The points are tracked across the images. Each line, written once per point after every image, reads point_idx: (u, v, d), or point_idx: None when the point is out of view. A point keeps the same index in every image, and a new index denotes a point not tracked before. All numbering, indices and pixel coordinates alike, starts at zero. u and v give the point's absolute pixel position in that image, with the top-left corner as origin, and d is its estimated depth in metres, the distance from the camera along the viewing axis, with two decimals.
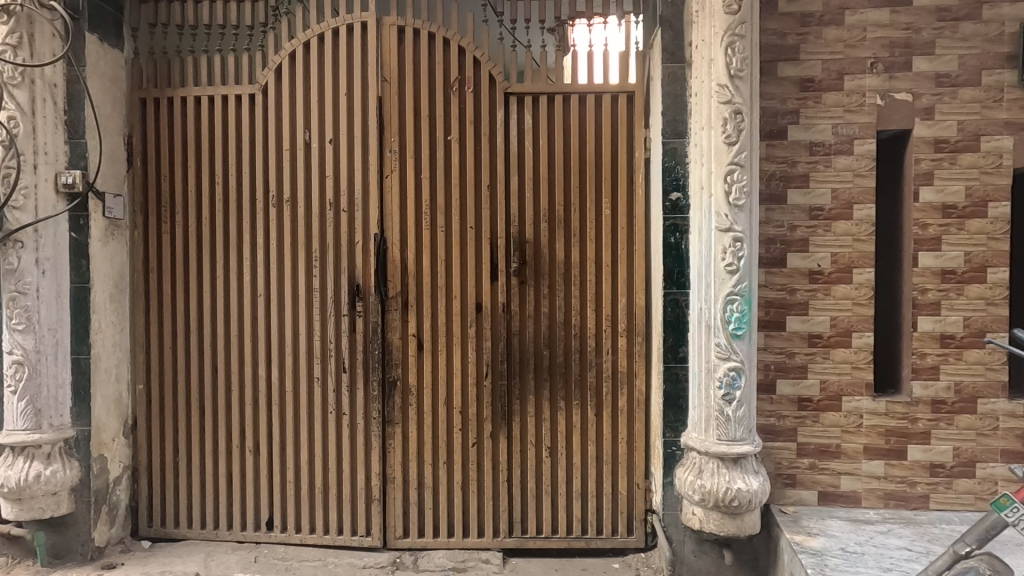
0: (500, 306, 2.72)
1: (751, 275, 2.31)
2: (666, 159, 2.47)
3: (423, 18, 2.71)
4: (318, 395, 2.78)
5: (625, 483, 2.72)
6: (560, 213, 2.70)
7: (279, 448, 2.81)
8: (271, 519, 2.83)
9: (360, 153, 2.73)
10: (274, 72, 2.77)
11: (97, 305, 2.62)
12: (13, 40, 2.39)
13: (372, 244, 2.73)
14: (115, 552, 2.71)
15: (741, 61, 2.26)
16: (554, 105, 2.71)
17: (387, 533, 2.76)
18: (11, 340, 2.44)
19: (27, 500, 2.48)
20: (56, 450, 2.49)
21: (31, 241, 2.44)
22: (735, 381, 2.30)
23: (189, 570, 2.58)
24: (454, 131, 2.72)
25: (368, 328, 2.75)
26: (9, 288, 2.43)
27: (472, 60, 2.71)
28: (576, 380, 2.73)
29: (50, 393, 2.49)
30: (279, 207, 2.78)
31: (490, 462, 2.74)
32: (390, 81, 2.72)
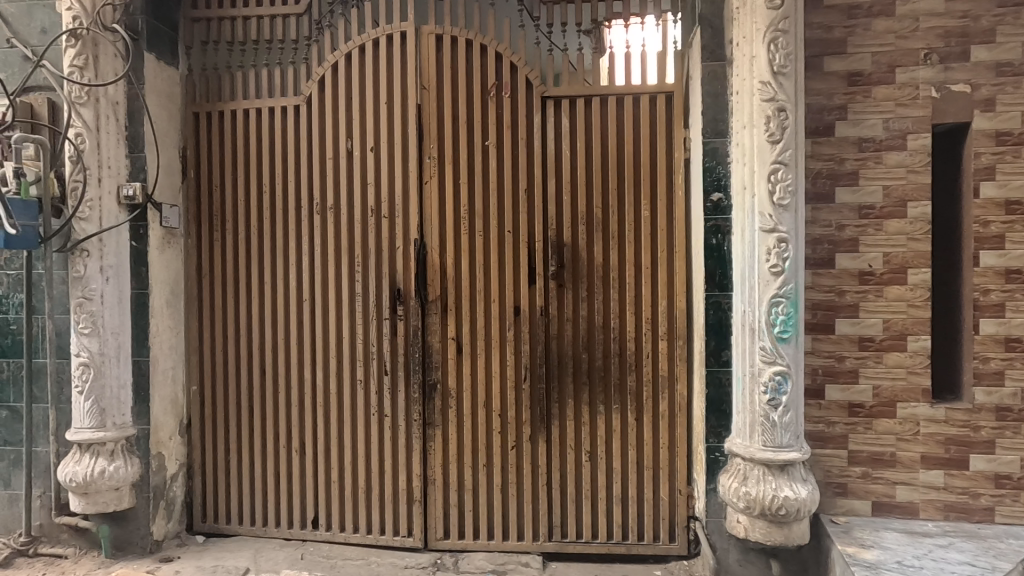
0: (538, 309, 2.72)
1: (797, 276, 2.24)
2: (707, 159, 2.42)
3: (461, 26, 2.75)
4: (361, 398, 2.84)
5: (667, 489, 2.68)
6: (598, 215, 2.69)
7: (324, 448, 2.88)
8: (316, 518, 2.90)
9: (399, 160, 2.78)
10: (317, 83, 2.86)
11: (156, 310, 2.76)
12: (80, 61, 2.54)
13: (412, 250, 2.78)
14: (172, 545, 2.84)
15: (785, 57, 2.20)
16: (591, 107, 2.71)
17: (428, 534, 2.80)
18: (78, 343, 2.58)
19: (92, 495, 2.61)
20: (118, 447, 2.63)
21: (96, 249, 2.58)
22: (782, 385, 2.23)
23: (241, 565, 2.67)
24: (492, 136, 2.74)
25: (409, 331, 2.80)
26: (76, 294, 2.57)
27: (509, 66, 2.73)
28: (616, 384, 2.70)
29: (113, 394, 2.63)
30: (323, 214, 2.87)
31: (529, 466, 2.75)
32: (429, 88, 2.76)
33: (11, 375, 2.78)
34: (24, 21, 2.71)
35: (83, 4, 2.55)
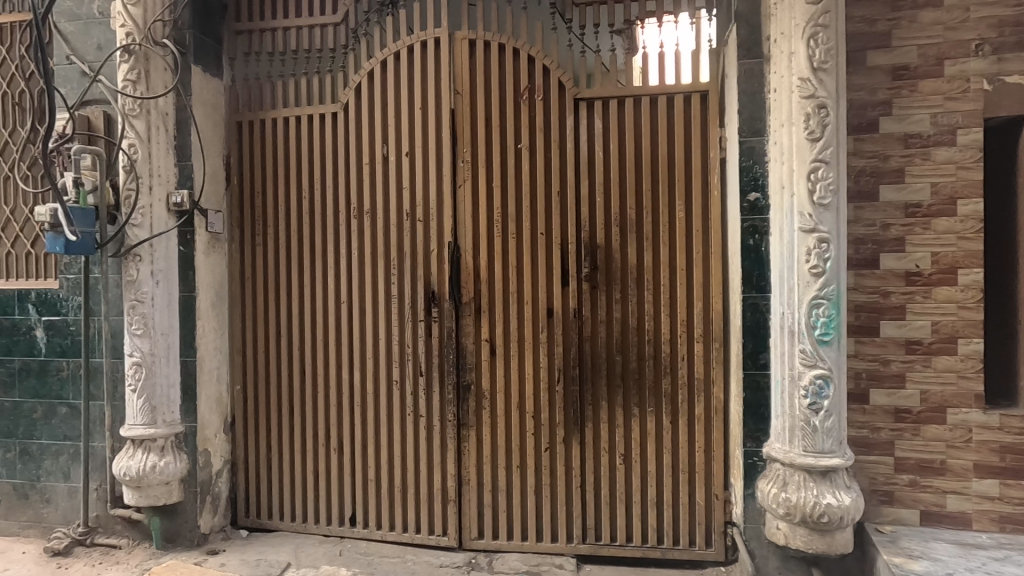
0: (572, 311, 2.72)
1: (839, 277, 2.18)
2: (743, 158, 2.38)
3: (493, 30, 2.78)
4: (396, 398, 2.89)
5: (703, 493, 2.64)
6: (632, 217, 2.68)
7: (361, 447, 2.95)
8: (353, 516, 2.97)
9: (433, 165, 2.83)
10: (354, 90, 2.93)
11: (202, 312, 2.88)
12: (133, 76, 2.68)
13: (446, 252, 2.82)
14: (218, 539, 2.95)
15: (825, 53, 2.15)
16: (624, 108, 2.69)
17: (463, 533, 2.83)
18: (132, 343, 2.71)
19: (144, 488, 2.73)
20: (168, 443, 2.75)
21: (148, 254, 2.71)
22: (823, 390, 2.18)
23: (282, 559, 2.76)
24: (524, 138, 2.75)
25: (443, 333, 2.84)
26: (130, 297, 2.71)
27: (541, 68, 2.74)
28: (650, 387, 2.68)
29: (163, 392, 2.75)
30: (359, 218, 2.93)
31: (563, 468, 2.75)
32: (462, 93, 2.80)
33: (70, 374, 2.94)
34: (81, 39, 2.86)
35: (136, 21, 2.69)
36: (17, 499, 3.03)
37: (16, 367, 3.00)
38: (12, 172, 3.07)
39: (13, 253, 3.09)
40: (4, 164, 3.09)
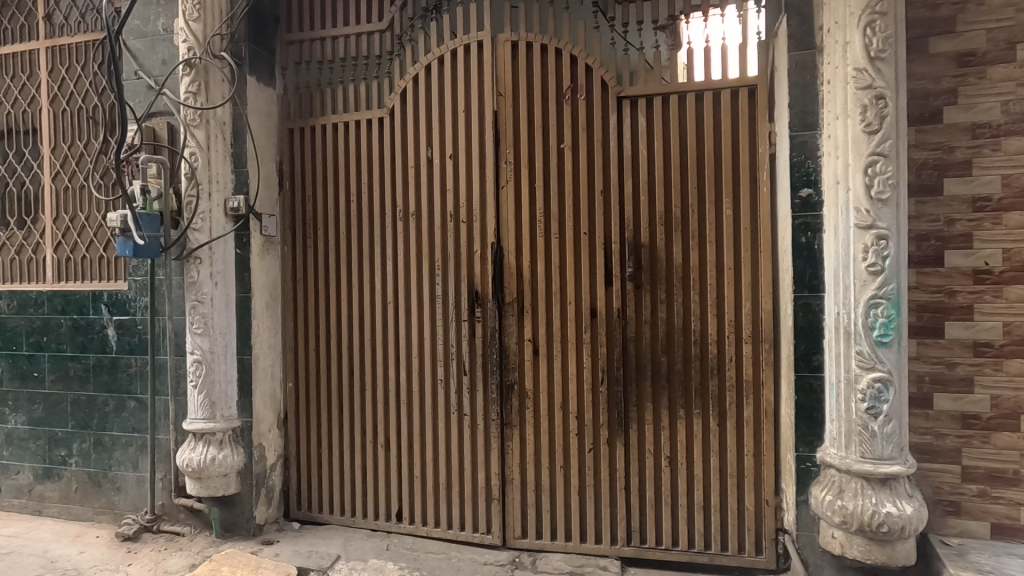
0: (616, 311, 2.70)
1: (899, 276, 2.09)
2: (795, 154, 2.31)
3: (536, 31, 2.79)
4: (442, 396, 2.94)
5: (752, 498, 2.57)
6: (677, 215, 2.63)
7: (407, 444, 3.01)
8: (400, 511, 3.04)
9: (477, 166, 2.86)
10: (399, 95, 2.99)
11: (257, 312, 3.00)
12: (194, 87, 2.83)
13: (489, 253, 2.84)
14: (272, 530, 3.07)
15: (884, 41, 2.06)
16: (669, 105, 2.65)
17: (507, 532, 2.85)
18: (193, 342, 2.86)
19: (205, 480, 2.87)
20: (227, 437, 2.89)
21: (207, 257, 2.86)
22: (882, 394, 2.08)
23: (332, 552, 2.84)
24: (567, 138, 2.75)
25: (487, 332, 2.87)
26: (191, 298, 2.86)
27: (584, 68, 2.73)
28: (696, 389, 2.63)
29: (221, 388, 2.89)
30: (405, 221, 3.00)
31: (607, 470, 2.72)
32: (505, 94, 2.82)
33: (138, 370, 3.12)
34: (148, 55, 3.04)
35: (197, 36, 2.83)
36: (91, 486, 3.24)
37: (91, 364, 3.21)
38: (87, 181, 3.30)
39: (87, 258, 3.31)
40: (80, 174, 3.32)
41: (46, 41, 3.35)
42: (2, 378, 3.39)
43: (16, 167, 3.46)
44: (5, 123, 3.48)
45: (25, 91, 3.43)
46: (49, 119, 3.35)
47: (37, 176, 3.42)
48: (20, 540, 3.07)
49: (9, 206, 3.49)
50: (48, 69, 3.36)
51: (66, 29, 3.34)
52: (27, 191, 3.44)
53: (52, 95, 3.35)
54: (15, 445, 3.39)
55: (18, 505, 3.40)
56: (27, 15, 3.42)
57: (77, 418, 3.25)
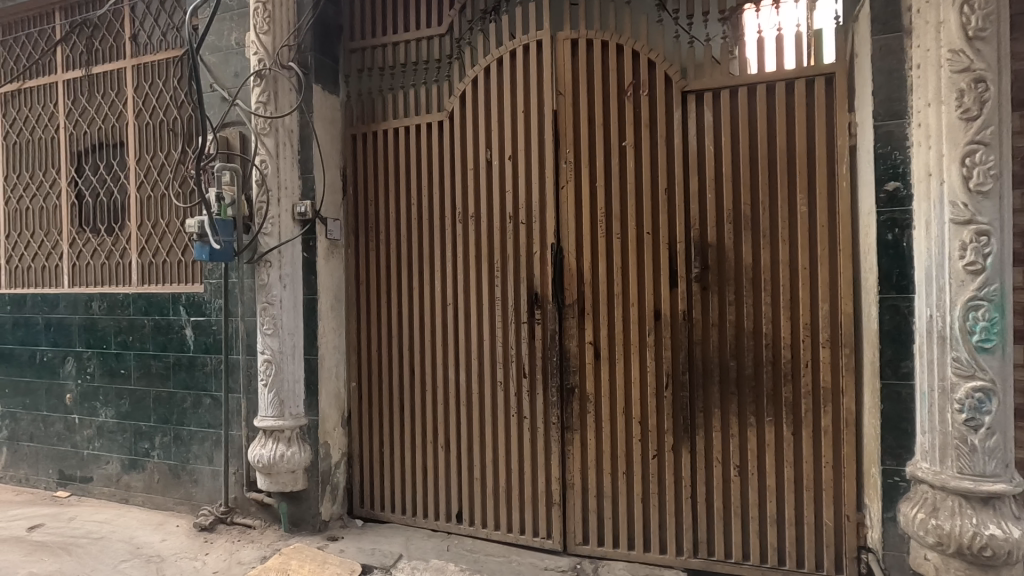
0: (681, 314, 2.61)
1: (1002, 275, 1.90)
2: (879, 145, 2.18)
3: (596, 27, 2.73)
4: (501, 398, 2.92)
5: (831, 513, 2.42)
6: (746, 212, 2.52)
7: (466, 446, 3.01)
8: (460, 513, 3.04)
9: (537, 166, 2.83)
10: (459, 98, 3.01)
11: (323, 313, 3.10)
12: (264, 97, 2.93)
13: (549, 254, 2.81)
14: (336, 526, 3.15)
15: (984, 18, 1.88)
16: (738, 98, 2.53)
17: (568, 537, 2.81)
18: (264, 343, 2.98)
19: (274, 475, 2.97)
20: (294, 434, 2.99)
21: (276, 260, 2.96)
22: (985, 405, 1.89)
23: (395, 550, 2.89)
24: (630, 135, 2.68)
25: (546, 335, 2.83)
26: (262, 300, 2.97)
27: (647, 63, 2.66)
28: (768, 395, 2.50)
29: (290, 387, 2.99)
30: (465, 222, 3.00)
31: (672, 477, 2.63)
32: (565, 93, 2.78)
33: (213, 369, 3.28)
34: (222, 68, 3.19)
35: (266, 47, 2.94)
36: (171, 478, 3.43)
37: (171, 362, 3.40)
38: (167, 190, 3.50)
39: (167, 262, 3.52)
40: (161, 183, 3.53)
41: (132, 59, 3.58)
42: (94, 374, 3.64)
43: (105, 178, 3.72)
44: (96, 137, 3.74)
45: (113, 107, 3.67)
46: (134, 133, 3.59)
47: (124, 186, 3.66)
48: (109, 526, 3.29)
49: (99, 214, 3.75)
50: (134, 86, 3.59)
51: (150, 48, 3.56)
52: (115, 200, 3.69)
53: (137, 110, 3.58)
54: (105, 437, 3.63)
55: (106, 493, 3.64)
56: (115, 36, 3.67)
57: (159, 413, 3.45)
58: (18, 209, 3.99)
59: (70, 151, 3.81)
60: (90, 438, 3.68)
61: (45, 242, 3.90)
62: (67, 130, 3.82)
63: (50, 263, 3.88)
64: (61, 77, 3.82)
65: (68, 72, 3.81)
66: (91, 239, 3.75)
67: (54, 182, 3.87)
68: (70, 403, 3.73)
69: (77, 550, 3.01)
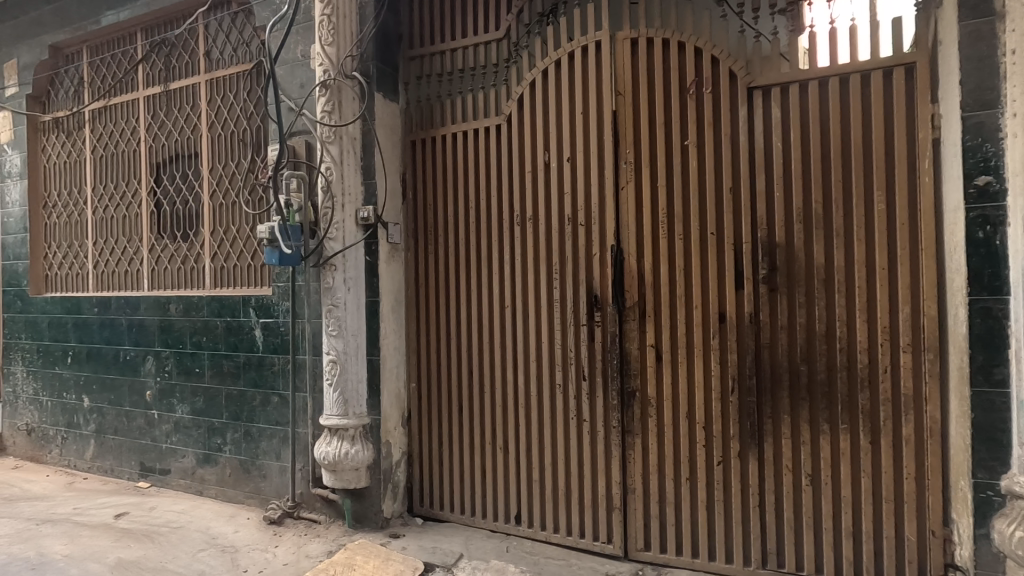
0: (747, 317, 2.54)
1: None
2: (968, 137, 2.08)
3: (657, 26, 2.69)
4: (560, 401, 2.92)
5: (914, 527, 2.28)
6: (818, 211, 2.42)
7: (525, 448, 3.01)
8: (519, 514, 3.05)
9: (596, 167, 2.81)
10: (517, 102, 3.03)
11: (384, 315, 3.18)
12: (329, 107, 3.04)
13: (609, 256, 2.78)
14: (397, 524, 3.22)
15: None
16: (808, 92, 2.44)
17: (628, 543, 2.77)
18: (329, 343, 3.08)
19: (339, 472, 3.06)
20: (358, 433, 3.07)
21: (341, 263, 3.06)
22: None
23: (455, 550, 2.92)
24: (692, 134, 2.62)
25: (607, 337, 2.81)
26: (327, 302, 3.07)
27: (710, 60, 2.59)
28: (843, 402, 2.39)
29: (354, 386, 3.08)
30: (523, 225, 3.01)
31: (739, 485, 2.55)
32: (624, 94, 2.75)
33: (281, 368, 3.42)
34: (288, 79, 3.33)
35: (331, 58, 3.05)
36: (242, 472, 3.59)
37: (241, 361, 3.56)
38: (238, 198, 3.68)
39: (238, 266, 3.69)
40: (232, 191, 3.71)
41: (205, 74, 3.79)
42: (171, 373, 3.86)
43: (181, 188, 3.94)
44: (174, 149, 3.97)
45: (189, 120, 3.89)
46: (208, 144, 3.79)
47: (198, 195, 3.87)
48: (187, 516, 3.48)
49: (176, 222, 3.98)
50: (207, 100, 3.79)
51: (222, 63, 3.75)
52: (190, 208, 3.90)
53: (210, 122, 3.78)
54: (182, 432, 3.84)
55: (183, 485, 3.85)
56: (190, 53, 3.89)
57: (231, 410, 3.62)
58: (104, 218, 4.29)
59: (150, 162, 4.06)
60: (168, 432, 3.90)
61: (127, 248, 4.17)
62: (147, 143, 4.07)
63: (132, 268, 4.14)
64: (141, 93, 4.08)
65: (148, 88, 4.06)
66: (169, 244, 3.98)
67: (135, 192, 4.13)
68: (150, 399, 3.96)
69: (159, 538, 3.20)
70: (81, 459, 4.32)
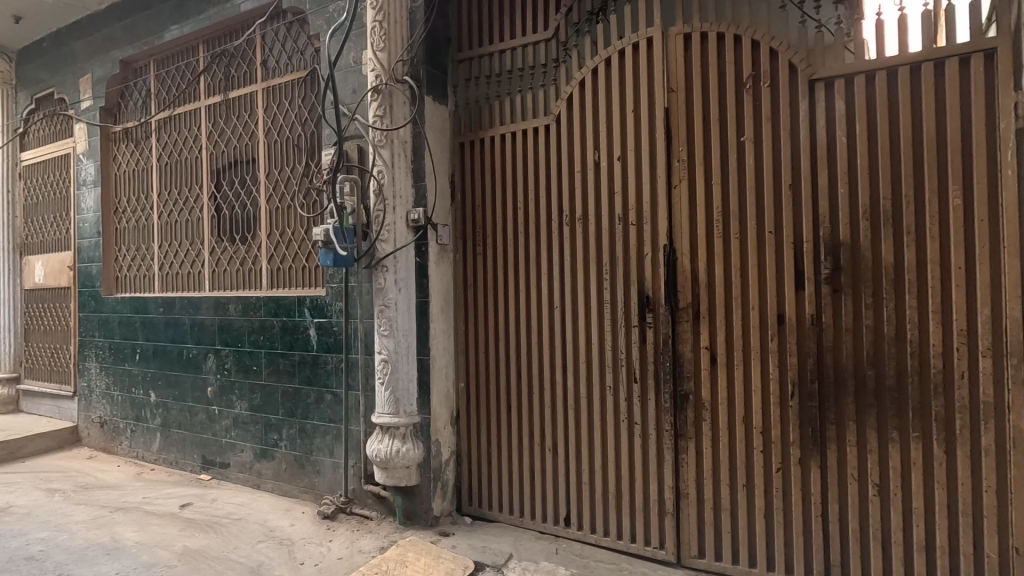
0: (808, 318, 2.44)
1: None
2: None
3: (712, 19, 2.62)
4: (610, 403, 2.88)
5: (994, 543, 2.14)
6: (886, 208, 2.30)
7: (575, 449, 2.99)
8: (568, 517, 3.03)
9: (648, 166, 2.76)
10: (566, 101, 3.01)
11: (434, 316, 3.22)
12: (381, 111, 3.11)
13: (661, 256, 2.73)
14: (447, 522, 3.25)
15: None
16: (875, 84, 2.32)
17: (682, 549, 2.71)
18: (381, 343, 3.13)
19: (390, 470, 3.11)
20: (409, 431, 3.12)
21: (392, 265, 3.12)
22: None
23: (505, 550, 2.93)
24: (749, 130, 2.54)
25: (658, 339, 2.76)
26: (379, 302, 3.13)
27: (768, 52, 2.51)
28: (914, 410, 2.26)
29: (405, 385, 3.13)
30: (572, 225, 2.99)
31: (799, 493, 2.46)
32: (677, 90, 2.69)
33: (334, 367, 3.51)
34: (341, 86, 3.42)
35: (383, 64, 3.11)
36: (297, 468, 3.71)
37: (296, 360, 3.68)
38: (294, 202, 3.81)
39: (293, 267, 3.82)
40: (288, 196, 3.84)
41: (262, 83, 3.94)
42: (231, 370, 4.02)
43: (240, 193, 4.11)
44: (233, 155, 4.14)
45: (247, 127, 4.04)
46: (264, 150, 3.93)
47: (255, 199, 4.02)
48: (246, 508, 3.61)
49: (235, 225, 4.14)
50: (264, 108, 3.94)
51: (278, 72, 3.89)
52: (248, 212, 4.06)
53: (266, 129, 3.93)
54: (240, 428, 3.99)
55: (242, 479, 4.01)
56: (248, 63, 4.05)
57: (286, 407, 3.74)
58: (169, 222, 4.51)
59: (210, 168, 4.25)
60: (228, 427, 4.06)
61: (190, 251, 4.37)
62: (208, 150, 4.26)
63: (194, 270, 4.34)
64: (203, 103, 4.27)
65: (210, 98, 4.25)
66: (228, 247, 4.15)
67: (197, 198, 4.32)
68: (211, 396, 4.14)
69: (221, 529, 3.33)
70: (148, 451, 4.56)
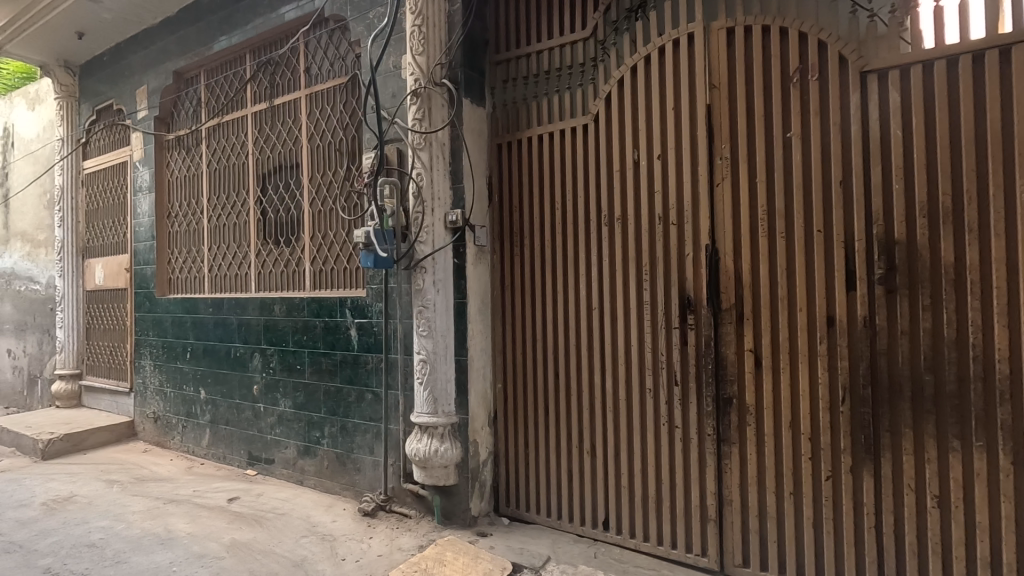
0: (860, 319, 2.34)
1: None
2: None
3: (756, 13, 2.55)
4: (650, 406, 2.83)
5: None
6: (945, 204, 2.18)
7: (613, 452, 2.95)
8: (606, 520, 2.99)
9: (689, 165, 2.71)
10: (604, 100, 2.98)
11: (472, 317, 3.24)
12: (420, 114, 3.15)
13: (704, 256, 2.67)
14: (484, 523, 3.25)
15: None
16: (934, 74, 2.21)
17: (725, 557, 2.64)
18: (419, 343, 3.18)
19: (429, 468, 3.14)
20: (447, 431, 3.15)
21: (431, 266, 3.16)
22: None
23: (543, 552, 2.91)
24: (795, 126, 2.46)
25: (701, 341, 2.70)
26: (418, 303, 3.18)
27: (816, 44, 2.42)
28: (978, 417, 2.14)
29: (443, 385, 3.16)
30: (610, 225, 2.96)
31: (850, 503, 2.35)
32: (719, 86, 2.63)
33: (374, 366, 3.57)
34: (381, 90, 3.48)
35: (422, 67, 3.16)
36: (338, 465, 3.79)
37: (338, 359, 3.76)
38: (335, 205, 3.90)
39: (335, 269, 3.91)
40: (330, 199, 3.94)
41: (306, 90, 4.05)
42: (276, 369, 4.14)
43: (284, 197, 4.23)
44: (278, 161, 4.27)
45: (291, 133, 4.16)
46: (308, 154, 4.04)
47: (298, 203, 4.13)
48: (290, 504, 3.71)
49: (280, 228, 4.27)
50: (308, 114, 4.05)
51: (320, 78, 3.99)
52: (292, 215, 4.18)
53: (310, 134, 4.04)
54: (285, 425, 4.10)
55: (286, 475, 4.12)
56: (292, 70, 4.17)
57: (328, 405, 3.83)
58: (218, 226, 4.69)
59: (257, 173, 4.39)
60: (272, 424, 4.18)
61: (237, 253, 4.53)
62: (254, 156, 4.40)
63: (241, 271, 4.50)
64: (249, 110, 4.42)
65: (256, 105, 4.39)
66: (273, 249, 4.28)
67: (244, 202, 4.48)
68: (257, 393, 4.28)
69: (267, 523, 3.43)
70: (198, 446, 4.74)
